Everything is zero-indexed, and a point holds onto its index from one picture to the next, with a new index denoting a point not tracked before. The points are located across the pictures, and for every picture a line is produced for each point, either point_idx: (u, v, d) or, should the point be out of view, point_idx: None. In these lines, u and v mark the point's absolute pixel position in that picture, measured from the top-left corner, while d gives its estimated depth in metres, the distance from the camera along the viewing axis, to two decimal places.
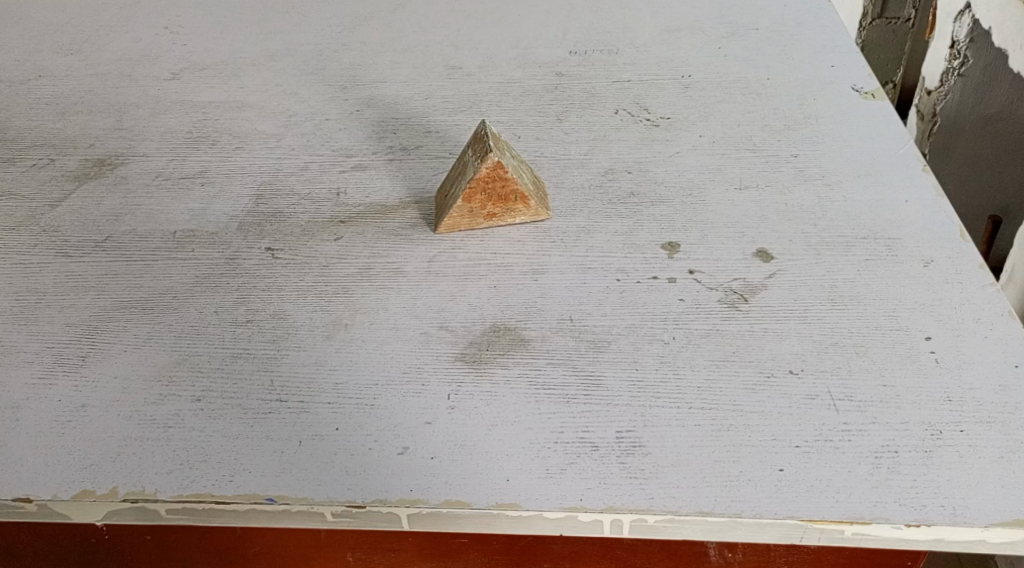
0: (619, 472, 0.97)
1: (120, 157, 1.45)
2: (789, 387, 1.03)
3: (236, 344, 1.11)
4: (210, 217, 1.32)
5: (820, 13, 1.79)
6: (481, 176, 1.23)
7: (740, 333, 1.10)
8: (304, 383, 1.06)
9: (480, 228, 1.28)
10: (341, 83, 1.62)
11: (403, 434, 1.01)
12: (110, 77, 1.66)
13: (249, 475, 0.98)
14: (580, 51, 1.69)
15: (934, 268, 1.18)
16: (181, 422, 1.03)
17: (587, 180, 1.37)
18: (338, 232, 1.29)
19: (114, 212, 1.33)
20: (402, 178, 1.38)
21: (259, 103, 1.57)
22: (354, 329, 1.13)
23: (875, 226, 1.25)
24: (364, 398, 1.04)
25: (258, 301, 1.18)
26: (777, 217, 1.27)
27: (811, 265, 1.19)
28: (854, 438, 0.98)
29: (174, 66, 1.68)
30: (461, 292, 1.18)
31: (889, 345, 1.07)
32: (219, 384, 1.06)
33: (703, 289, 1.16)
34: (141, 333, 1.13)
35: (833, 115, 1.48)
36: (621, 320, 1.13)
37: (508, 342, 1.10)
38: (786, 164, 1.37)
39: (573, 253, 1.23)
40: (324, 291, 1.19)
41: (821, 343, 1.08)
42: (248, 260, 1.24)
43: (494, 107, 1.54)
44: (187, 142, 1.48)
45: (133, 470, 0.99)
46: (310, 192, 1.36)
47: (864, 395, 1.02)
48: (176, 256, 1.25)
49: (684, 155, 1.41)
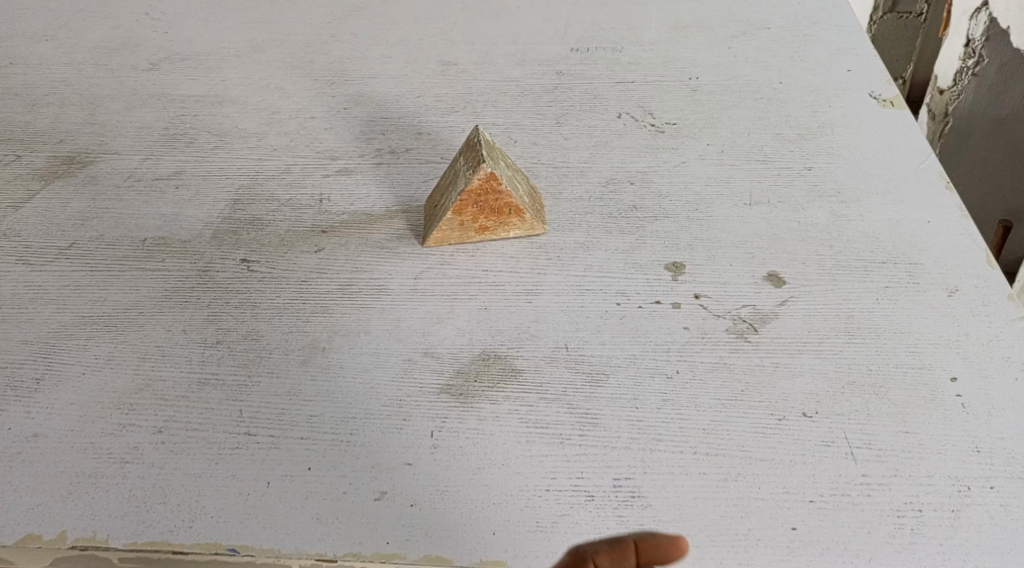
0: (615, 527, 0.89)
1: (91, 155, 1.36)
2: (802, 433, 0.95)
3: (204, 368, 1.03)
4: (183, 224, 1.23)
5: (836, 12, 1.69)
6: (473, 189, 1.14)
7: (749, 368, 1.02)
8: (275, 416, 0.98)
9: (471, 243, 1.19)
10: (327, 78, 1.53)
11: (381, 476, 0.93)
12: (85, 66, 1.56)
13: (211, 521, 0.90)
14: (581, 48, 1.60)
15: (960, 298, 1.10)
16: (140, 456, 0.94)
17: (587, 192, 1.28)
18: (320, 243, 1.20)
19: (81, 216, 1.25)
20: (389, 184, 1.30)
21: (241, 98, 1.48)
22: (332, 352, 1.05)
23: (894, 251, 1.17)
24: (342, 433, 0.96)
25: (231, 319, 1.09)
26: (789, 237, 1.20)
27: (825, 292, 1.12)
28: (874, 493, 0.90)
29: (154, 56, 1.59)
30: (448, 314, 1.09)
31: (912, 386, 0.99)
32: (184, 414, 0.98)
33: (711, 316, 1.08)
34: (102, 353, 1.05)
35: (849, 124, 1.40)
36: (621, 349, 1.04)
37: (498, 372, 1.02)
38: (799, 178, 1.30)
39: (570, 272, 1.15)
40: (301, 310, 1.10)
41: (837, 383, 1.00)
42: (222, 273, 1.16)
43: (490, 109, 1.45)
44: (163, 139, 1.39)
45: (84, 512, 0.90)
46: (291, 198, 1.27)
47: (885, 442, 0.94)
48: (146, 267, 1.16)
49: (691, 165, 1.33)
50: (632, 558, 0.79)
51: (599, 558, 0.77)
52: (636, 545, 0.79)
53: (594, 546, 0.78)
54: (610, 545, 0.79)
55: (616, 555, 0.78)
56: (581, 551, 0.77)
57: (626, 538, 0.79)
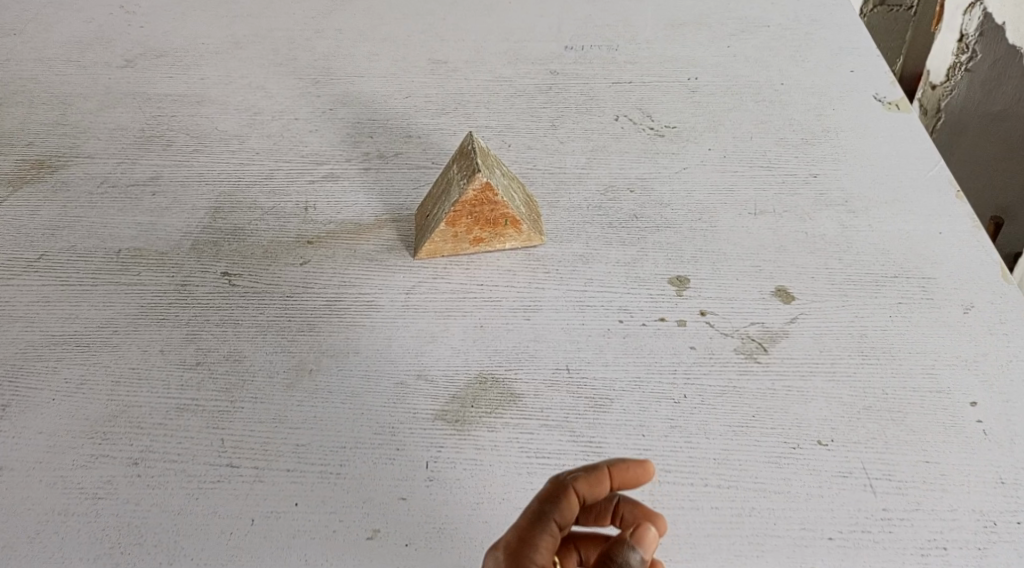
0: None
1: (62, 159, 1.28)
2: (818, 463, 0.91)
3: (183, 393, 0.97)
4: (160, 233, 1.17)
5: (837, 10, 1.64)
6: (468, 199, 1.07)
7: (760, 392, 0.97)
8: (259, 445, 0.92)
9: (466, 254, 1.13)
10: (311, 76, 1.46)
11: (374, 513, 0.88)
12: (56, 62, 1.49)
13: (190, 563, 0.84)
14: (575, 46, 1.54)
15: (976, 315, 1.06)
16: (114, 492, 0.89)
17: (585, 199, 1.23)
18: (305, 255, 1.14)
19: (52, 225, 1.18)
20: (378, 191, 1.23)
21: (221, 98, 1.41)
22: (319, 375, 0.99)
23: (906, 264, 1.12)
24: (330, 465, 0.91)
25: (211, 338, 1.03)
26: (797, 249, 1.15)
27: (837, 308, 1.07)
28: (895, 529, 0.86)
29: (128, 52, 1.51)
30: (443, 332, 1.03)
31: (930, 411, 0.95)
32: (161, 444, 0.92)
33: (719, 335, 1.03)
34: (73, 377, 0.98)
35: (854, 129, 1.35)
36: (625, 371, 0.99)
37: (496, 397, 0.97)
38: (805, 186, 1.25)
39: (570, 287, 1.09)
40: (286, 328, 1.04)
41: (851, 408, 0.96)
42: (202, 287, 1.09)
43: (482, 110, 1.39)
44: (139, 142, 1.32)
45: (52, 554, 0.85)
46: (274, 206, 1.21)
47: (905, 473, 0.90)
48: (120, 281, 1.10)
49: (692, 171, 1.28)
50: (608, 482, 0.75)
51: (577, 484, 0.74)
52: (610, 469, 0.76)
53: (571, 472, 0.75)
54: (586, 470, 0.75)
55: (592, 481, 0.75)
56: (558, 480, 0.75)
57: (599, 463, 0.76)
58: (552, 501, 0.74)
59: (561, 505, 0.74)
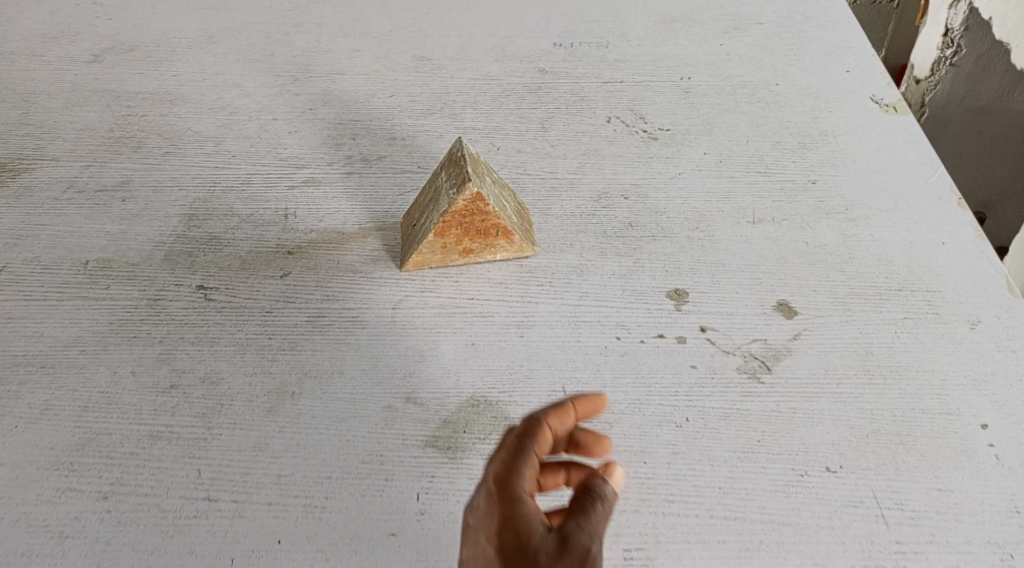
0: None
1: (26, 162, 1.22)
2: (827, 492, 0.88)
3: (156, 419, 0.91)
4: (130, 243, 1.10)
5: (831, 7, 1.60)
6: (457, 210, 1.02)
7: (765, 415, 0.93)
8: (239, 476, 0.88)
9: (455, 266, 1.08)
10: (290, 73, 1.40)
11: (363, 550, 0.83)
12: (19, 57, 1.41)
13: None
14: (564, 43, 1.49)
15: (983, 331, 1.02)
16: (83, 529, 0.84)
17: (578, 207, 1.18)
18: (285, 266, 1.08)
19: (14, 234, 1.11)
20: (361, 198, 1.18)
21: (194, 96, 1.34)
22: (302, 399, 0.93)
23: (909, 276, 1.08)
24: (315, 498, 0.86)
25: (186, 358, 0.97)
26: (798, 260, 1.11)
27: (840, 324, 1.03)
28: (909, 563, 0.84)
29: (95, 46, 1.44)
30: (432, 351, 0.98)
31: (940, 435, 0.92)
32: (133, 476, 0.87)
33: (720, 353, 0.99)
34: (37, 402, 0.93)
35: (853, 132, 1.31)
36: (624, 393, 0.95)
37: (489, 421, 0.92)
38: (804, 192, 1.20)
39: (565, 301, 1.05)
40: (266, 347, 0.98)
41: (859, 432, 0.92)
42: (175, 302, 1.03)
43: (469, 110, 1.34)
44: (107, 143, 1.25)
45: None
46: (252, 213, 1.15)
47: (917, 501, 0.87)
48: (88, 295, 1.04)
49: (688, 177, 1.23)
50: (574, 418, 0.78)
51: (550, 420, 0.76)
52: (575, 404, 0.78)
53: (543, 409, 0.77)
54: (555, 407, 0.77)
55: (562, 416, 0.77)
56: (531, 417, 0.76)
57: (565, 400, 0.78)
58: (528, 435, 0.75)
59: (538, 439, 0.75)
